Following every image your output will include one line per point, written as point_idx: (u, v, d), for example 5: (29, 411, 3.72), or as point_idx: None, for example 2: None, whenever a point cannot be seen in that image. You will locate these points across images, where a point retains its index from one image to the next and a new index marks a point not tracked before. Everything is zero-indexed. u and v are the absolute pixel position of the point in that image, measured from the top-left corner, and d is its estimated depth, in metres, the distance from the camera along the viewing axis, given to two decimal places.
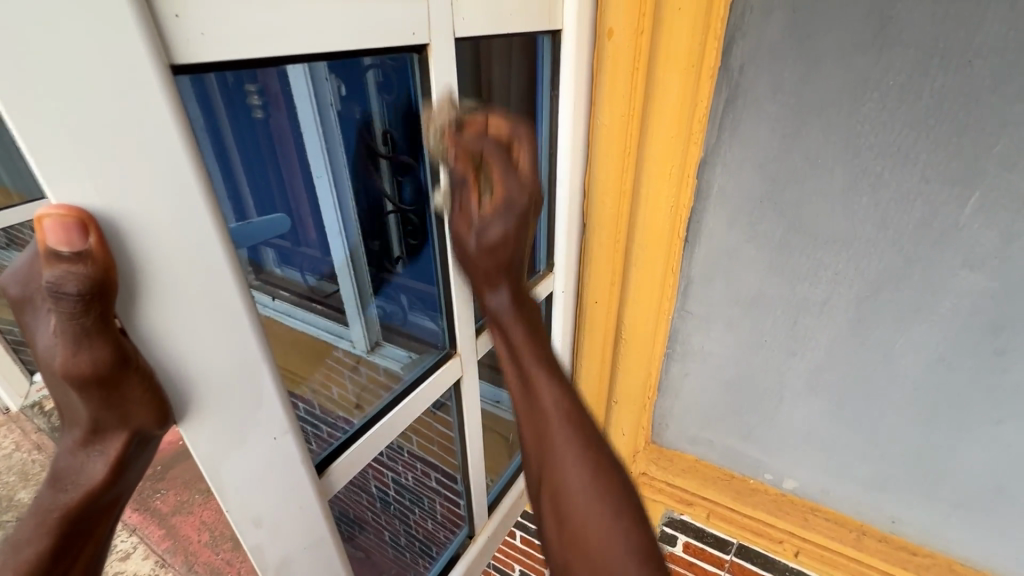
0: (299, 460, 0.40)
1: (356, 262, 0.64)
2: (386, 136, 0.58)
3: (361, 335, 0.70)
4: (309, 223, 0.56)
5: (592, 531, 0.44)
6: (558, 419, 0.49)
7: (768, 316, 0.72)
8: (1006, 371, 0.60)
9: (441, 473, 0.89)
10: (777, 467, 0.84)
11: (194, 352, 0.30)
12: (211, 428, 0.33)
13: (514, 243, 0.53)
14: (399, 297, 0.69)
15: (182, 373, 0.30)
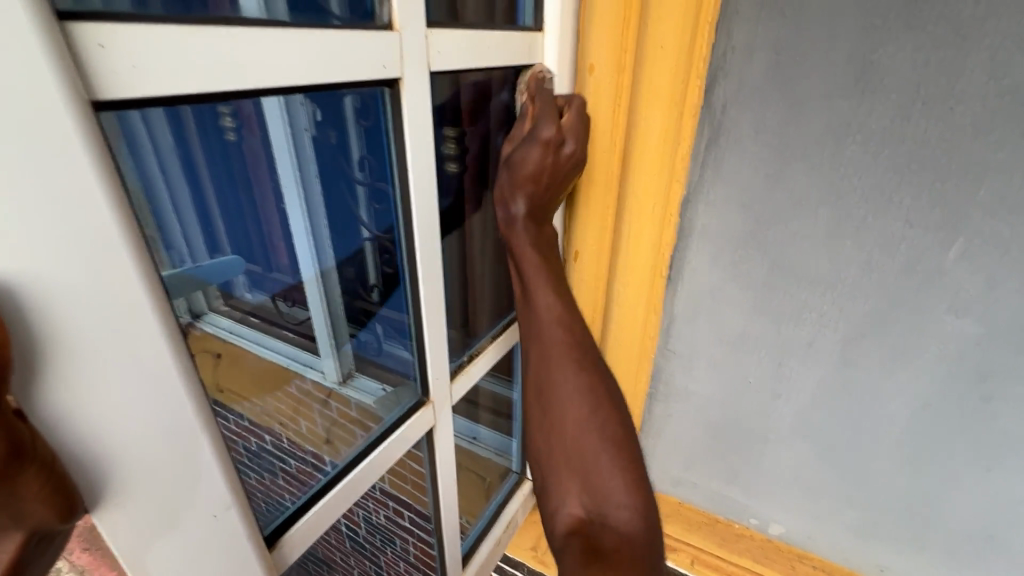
0: (244, 536, 0.36)
1: (329, 286, 0.63)
2: (362, 162, 0.52)
3: (332, 367, 0.70)
4: (281, 249, 0.59)
5: (581, 449, 0.52)
6: (560, 351, 0.55)
7: (752, 357, 0.70)
8: (994, 418, 0.59)
9: (414, 513, 0.82)
10: (762, 511, 0.81)
11: (114, 429, 0.26)
12: (134, 513, 0.29)
13: (549, 170, 0.56)
14: (374, 327, 0.65)
15: (98, 455, 0.26)
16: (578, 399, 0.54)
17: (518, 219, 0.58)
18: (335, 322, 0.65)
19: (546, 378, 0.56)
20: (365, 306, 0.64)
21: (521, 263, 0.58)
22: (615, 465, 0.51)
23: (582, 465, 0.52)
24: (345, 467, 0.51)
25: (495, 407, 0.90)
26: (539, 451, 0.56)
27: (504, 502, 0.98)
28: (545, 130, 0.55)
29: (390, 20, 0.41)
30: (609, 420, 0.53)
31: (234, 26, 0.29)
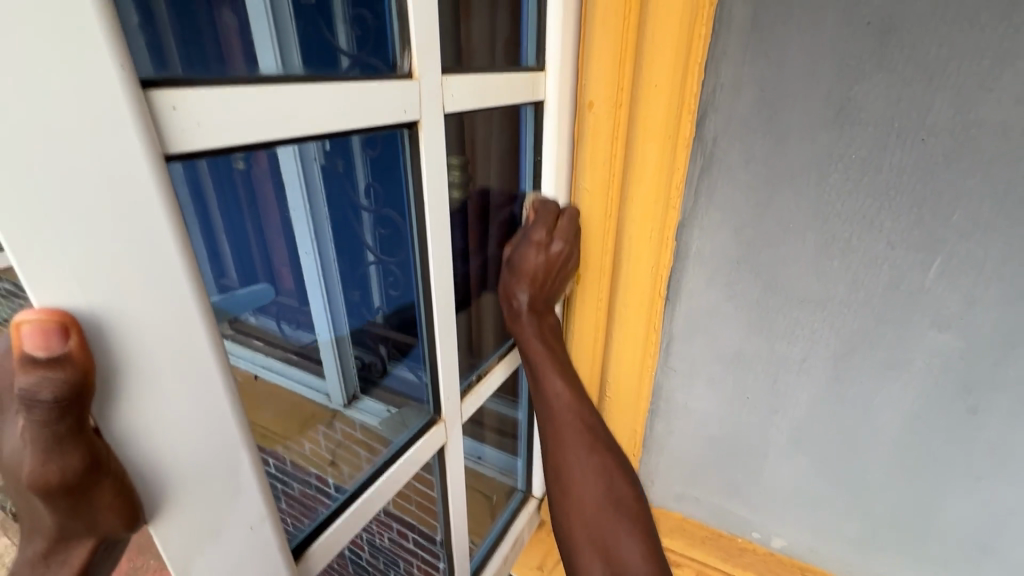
0: (277, 548, 0.38)
1: (334, 305, 0.66)
2: (369, 190, 0.57)
3: (337, 387, 0.72)
4: (287, 274, 0.61)
5: (596, 521, 0.65)
6: (564, 411, 0.68)
7: (748, 373, 0.73)
8: (980, 429, 0.62)
9: (418, 533, 0.85)
10: (764, 525, 0.83)
11: (172, 445, 0.29)
12: (184, 525, 0.31)
13: (551, 267, 0.67)
14: (377, 347, 0.70)
15: (158, 469, 0.29)
16: (589, 463, 0.67)
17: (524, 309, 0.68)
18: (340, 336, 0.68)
19: (557, 450, 0.68)
20: (372, 328, 0.69)
21: (531, 358, 0.69)
22: (625, 519, 0.65)
23: (603, 545, 0.64)
24: (362, 486, 0.54)
25: (501, 425, 0.92)
26: (558, 485, 0.68)
27: (513, 515, 0.99)
28: (535, 233, 0.66)
29: (410, 70, 0.45)
30: (620, 481, 0.67)
31: (278, 82, 0.33)
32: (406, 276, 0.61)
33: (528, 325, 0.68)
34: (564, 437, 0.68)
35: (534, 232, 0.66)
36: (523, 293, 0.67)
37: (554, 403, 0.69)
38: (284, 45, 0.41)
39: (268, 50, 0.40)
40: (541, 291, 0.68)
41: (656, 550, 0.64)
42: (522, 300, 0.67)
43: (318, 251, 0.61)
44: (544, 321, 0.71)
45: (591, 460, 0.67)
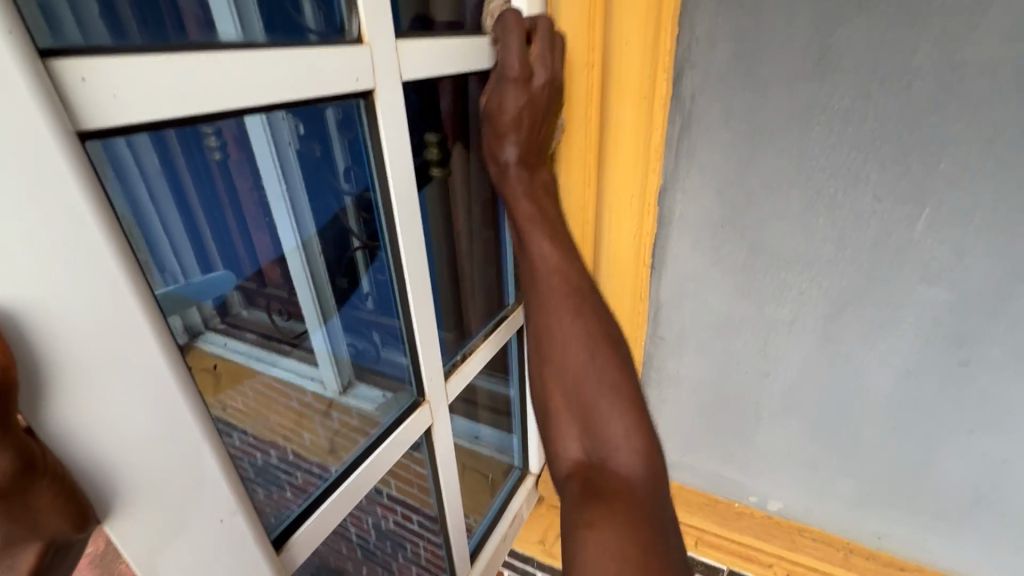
0: (252, 539, 0.37)
1: (323, 295, 0.64)
2: (348, 172, 0.55)
3: (332, 377, 0.72)
4: (274, 265, 0.59)
5: (580, 373, 0.53)
6: (557, 277, 0.54)
7: (739, 337, 0.72)
8: (972, 380, 0.61)
9: (422, 516, 0.84)
10: (759, 489, 0.83)
11: (118, 441, 0.28)
12: (143, 524, 0.30)
13: (542, 100, 0.54)
14: (371, 333, 0.66)
15: (103, 465, 0.27)
16: (575, 326, 0.54)
17: (512, 160, 0.55)
18: (330, 324, 0.67)
19: (544, 309, 0.54)
20: (362, 315, 0.66)
21: (511, 210, 0.56)
22: (616, 409, 0.51)
23: (581, 408, 0.52)
24: (347, 470, 0.53)
25: (494, 404, 0.91)
26: (539, 349, 0.55)
27: (509, 495, 0.99)
28: (530, 76, 0.53)
29: (359, 35, 0.42)
30: (608, 361, 0.53)
31: (208, 51, 0.30)
32: (383, 264, 0.59)
33: (518, 182, 0.55)
34: (546, 291, 0.55)
35: (507, 64, 0.52)
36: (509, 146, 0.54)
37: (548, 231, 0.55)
38: (244, 11, 0.38)
39: (228, 21, 0.37)
40: (530, 143, 0.55)
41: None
42: (510, 153, 0.54)
43: (303, 243, 0.59)
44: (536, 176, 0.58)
45: (590, 343, 0.53)
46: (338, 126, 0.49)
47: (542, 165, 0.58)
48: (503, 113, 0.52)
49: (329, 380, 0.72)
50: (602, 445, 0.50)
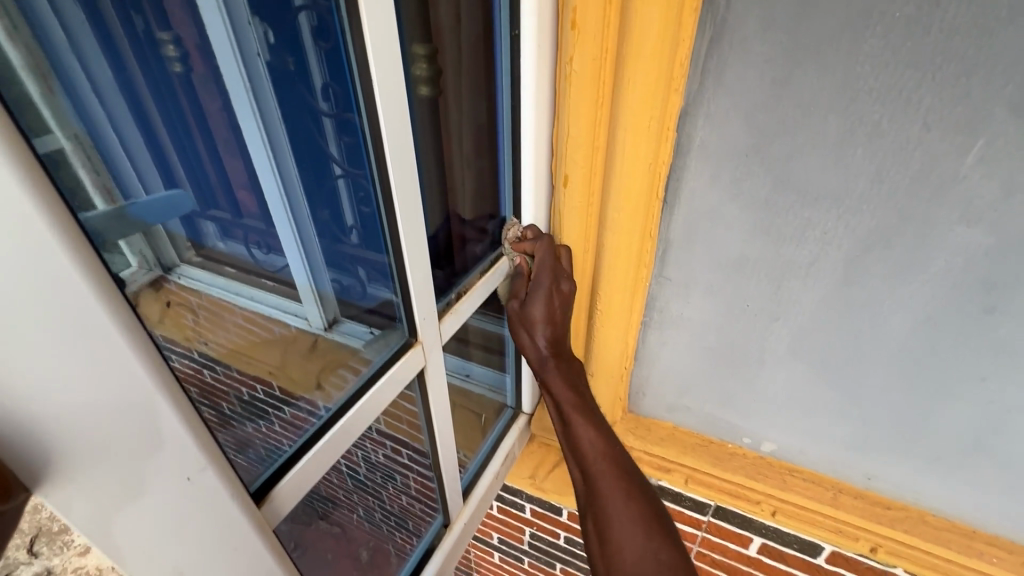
0: (227, 497, 0.33)
1: (302, 227, 0.59)
2: (327, 89, 0.48)
3: (317, 314, 0.67)
4: (247, 194, 0.57)
5: (613, 523, 0.63)
6: (585, 427, 0.70)
7: (752, 278, 0.67)
8: (994, 329, 0.58)
9: (412, 451, 0.83)
10: (754, 431, 0.82)
11: (39, 394, 0.23)
12: (86, 489, 0.26)
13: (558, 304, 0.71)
14: (356, 270, 0.61)
15: (23, 422, 0.23)
16: (603, 470, 0.66)
17: (541, 351, 0.72)
18: (312, 259, 0.62)
19: (574, 437, 0.70)
20: (347, 250, 0.60)
21: (547, 390, 0.73)
22: (637, 525, 0.62)
23: (606, 525, 0.63)
24: (331, 418, 0.48)
25: (487, 344, 0.88)
26: (579, 460, 0.69)
27: (501, 436, 0.97)
28: (545, 281, 0.69)
29: None
30: (641, 524, 0.62)
31: None
32: (369, 194, 0.52)
33: (551, 368, 0.72)
34: (579, 438, 0.69)
35: (534, 311, 0.70)
36: (540, 335, 0.71)
37: (593, 425, 0.69)
38: None
39: None
40: (557, 337, 0.72)
41: None
42: (543, 343, 0.71)
43: (277, 169, 0.55)
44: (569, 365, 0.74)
45: (617, 492, 0.64)
46: (314, 32, 0.45)
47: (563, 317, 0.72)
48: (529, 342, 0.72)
49: (311, 313, 0.67)
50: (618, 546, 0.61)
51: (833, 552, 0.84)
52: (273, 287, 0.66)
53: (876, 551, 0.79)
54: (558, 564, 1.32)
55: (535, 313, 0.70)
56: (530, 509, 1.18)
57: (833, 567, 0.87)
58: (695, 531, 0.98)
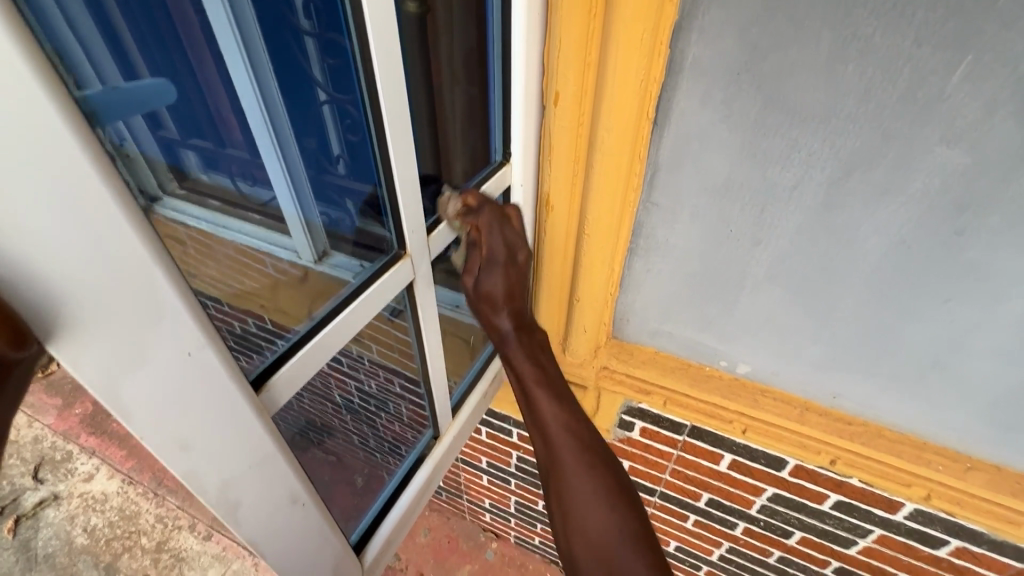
0: (225, 374, 0.35)
1: (289, 155, 0.57)
2: (308, 7, 0.50)
3: (306, 245, 0.62)
4: (232, 121, 0.53)
5: (571, 472, 0.70)
6: (533, 383, 0.75)
7: (737, 202, 0.69)
8: (963, 250, 0.60)
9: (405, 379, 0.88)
10: (731, 354, 0.86)
11: (50, 259, 0.24)
12: (96, 351, 0.27)
13: (512, 274, 0.74)
14: (344, 203, 0.63)
15: (37, 283, 0.24)
16: (559, 417, 0.73)
17: (506, 333, 0.76)
18: (299, 187, 0.59)
19: (534, 406, 0.74)
20: (334, 181, 0.61)
21: (524, 383, 0.75)
22: (589, 472, 0.70)
23: (561, 471, 0.71)
24: (326, 317, 0.50)
25: None
26: (538, 425, 0.74)
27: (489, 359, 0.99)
28: (502, 253, 0.73)
29: None
30: (596, 470, 0.71)
31: None
32: (356, 117, 0.53)
33: (516, 347, 0.76)
34: (536, 396, 0.74)
35: (490, 276, 0.73)
36: (504, 321, 0.75)
37: (556, 401, 0.74)
38: None
39: None
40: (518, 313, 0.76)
41: (607, 545, 0.67)
42: (505, 325, 0.75)
43: (262, 93, 0.53)
44: (528, 335, 0.78)
45: (567, 431, 0.72)
46: None
47: (519, 298, 0.76)
48: (485, 288, 0.73)
49: (304, 250, 0.61)
50: (572, 492, 0.70)
51: (797, 465, 0.91)
52: (258, 220, 0.58)
53: (835, 463, 0.85)
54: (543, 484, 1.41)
55: (491, 287, 0.73)
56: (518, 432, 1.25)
57: (796, 479, 0.94)
58: (671, 449, 1.05)
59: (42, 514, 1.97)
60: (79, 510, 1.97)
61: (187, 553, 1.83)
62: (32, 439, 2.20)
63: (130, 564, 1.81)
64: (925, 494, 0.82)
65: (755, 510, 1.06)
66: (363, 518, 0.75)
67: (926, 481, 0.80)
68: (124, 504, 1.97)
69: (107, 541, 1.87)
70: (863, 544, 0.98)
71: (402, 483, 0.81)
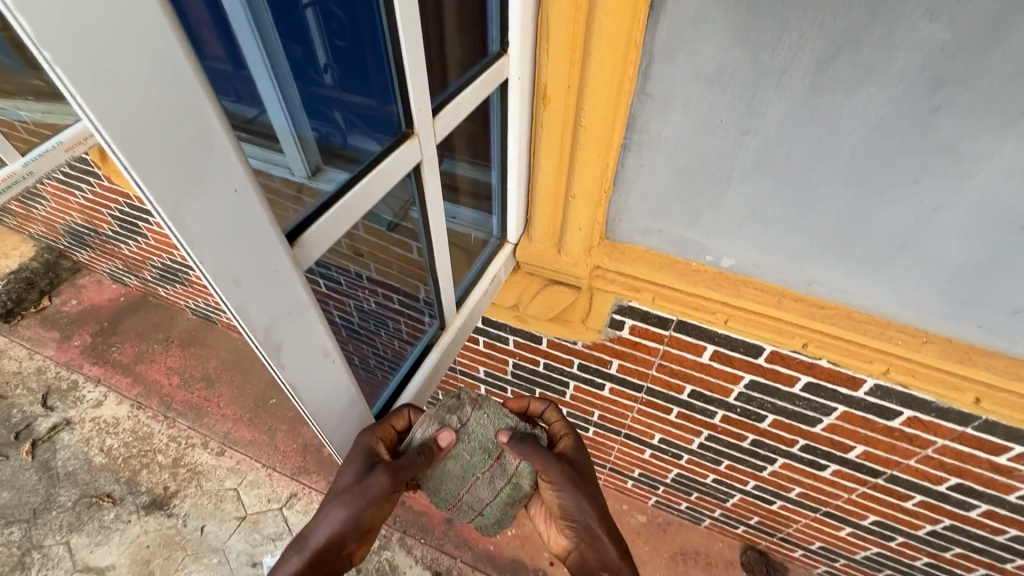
0: (266, 217, 0.38)
1: (275, 63, 0.47)
2: None
3: (298, 160, 0.52)
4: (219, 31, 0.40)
5: None
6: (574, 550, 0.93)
7: (729, 89, 0.71)
8: (936, 128, 0.64)
9: (403, 293, 0.88)
10: (716, 248, 0.91)
11: (131, 82, 0.27)
12: (162, 170, 0.30)
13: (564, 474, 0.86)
14: (332, 115, 0.56)
15: (125, 102, 0.27)
16: (590, 553, 0.91)
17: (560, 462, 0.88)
18: (289, 99, 0.50)
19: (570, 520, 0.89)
20: (321, 94, 0.54)
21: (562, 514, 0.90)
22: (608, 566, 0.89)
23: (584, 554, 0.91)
24: (343, 188, 0.54)
25: (472, 176, 0.92)
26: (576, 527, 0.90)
27: (487, 263, 1.03)
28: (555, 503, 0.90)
29: None
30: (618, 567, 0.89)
31: None
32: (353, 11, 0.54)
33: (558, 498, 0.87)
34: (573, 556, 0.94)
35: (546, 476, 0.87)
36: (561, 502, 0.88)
37: (588, 533, 0.89)
38: None
39: None
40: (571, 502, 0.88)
41: None
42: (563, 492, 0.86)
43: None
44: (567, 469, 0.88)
45: (595, 552, 0.90)
46: None
47: (573, 484, 0.86)
48: (573, 487, 0.86)
49: (296, 164, 0.52)
50: None
51: (772, 351, 0.99)
52: (252, 140, 0.44)
53: (807, 346, 0.93)
54: (538, 389, 1.50)
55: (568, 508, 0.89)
56: (514, 339, 1.33)
57: (772, 365, 1.02)
58: (658, 345, 1.13)
59: (56, 438, 2.05)
60: (92, 433, 2.05)
61: (203, 467, 1.95)
62: (35, 370, 2.25)
63: (150, 478, 1.92)
64: (885, 369, 0.91)
65: (733, 398, 1.16)
66: (381, 398, 0.85)
67: (888, 356, 0.89)
68: (136, 426, 2.06)
69: (125, 459, 1.97)
70: (828, 421, 1.09)
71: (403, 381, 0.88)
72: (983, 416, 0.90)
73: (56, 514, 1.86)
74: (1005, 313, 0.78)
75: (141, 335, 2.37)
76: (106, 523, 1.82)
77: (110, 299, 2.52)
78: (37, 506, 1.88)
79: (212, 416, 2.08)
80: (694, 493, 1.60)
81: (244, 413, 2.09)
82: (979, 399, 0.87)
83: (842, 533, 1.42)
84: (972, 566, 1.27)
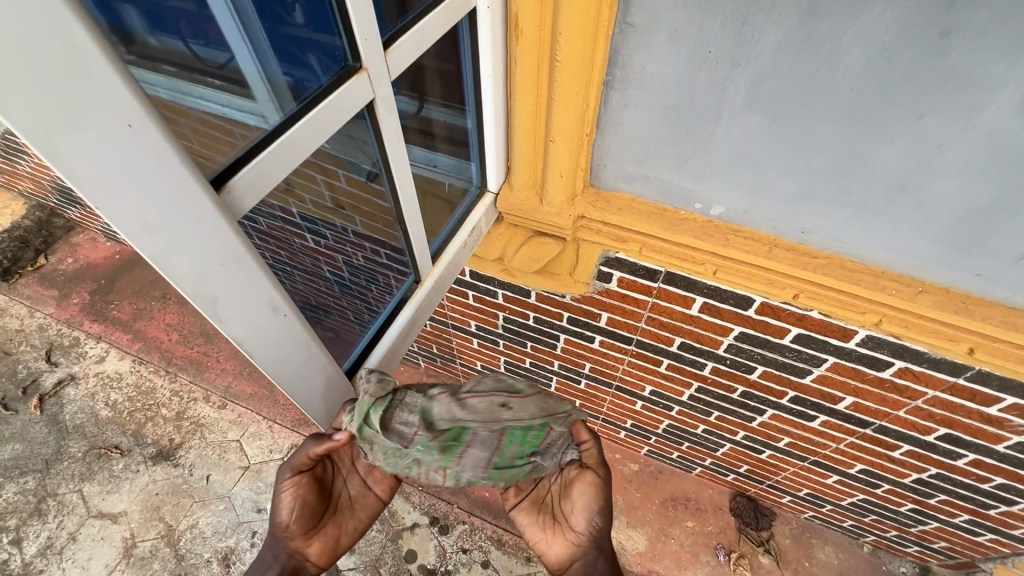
0: (174, 157, 0.35)
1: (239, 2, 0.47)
2: None
3: (271, 106, 0.51)
4: None
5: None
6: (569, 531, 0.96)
7: (719, 13, 0.64)
8: (944, 56, 0.58)
9: (389, 250, 0.88)
10: (705, 195, 0.87)
11: None
12: (29, 100, 0.27)
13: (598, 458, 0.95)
14: (308, 59, 0.54)
15: None
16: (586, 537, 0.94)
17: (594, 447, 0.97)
18: (255, 39, 0.49)
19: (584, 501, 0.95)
20: (291, 34, 0.52)
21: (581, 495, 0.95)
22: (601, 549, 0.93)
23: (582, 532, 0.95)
24: (282, 127, 0.49)
25: (447, 122, 0.87)
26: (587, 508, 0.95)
27: (467, 213, 0.98)
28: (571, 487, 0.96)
29: None
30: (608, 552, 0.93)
31: None
32: None
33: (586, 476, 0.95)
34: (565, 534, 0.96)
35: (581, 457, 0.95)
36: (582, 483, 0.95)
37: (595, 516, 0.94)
38: None
39: None
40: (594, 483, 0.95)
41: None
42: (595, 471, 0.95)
43: None
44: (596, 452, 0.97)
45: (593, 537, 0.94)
46: None
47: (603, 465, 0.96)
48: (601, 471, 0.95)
49: (270, 112, 0.50)
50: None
51: (763, 303, 0.96)
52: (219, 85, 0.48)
53: (798, 297, 0.90)
54: (529, 343, 1.49)
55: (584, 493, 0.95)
56: (502, 293, 1.30)
57: (762, 317, 0.99)
58: (646, 297, 1.10)
59: (62, 393, 2.09)
60: (98, 388, 2.10)
61: (206, 420, 2.00)
62: (36, 328, 2.27)
63: (154, 431, 1.97)
64: (877, 320, 0.88)
65: (723, 350, 1.14)
66: (356, 347, 0.82)
67: (880, 307, 0.86)
68: (139, 381, 2.10)
69: (130, 413, 2.02)
70: (817, 372, 1.07)
71: (376, 336, 0.83)
72: (975, 367, 0.88)
73: (67, 464, 1.92)
74: (1007, 260, 0.74)
75: (138, 292, 2.37)
76: (116, 472, 1.89)
77: (106, 257, 2.51)
78: (48, 457, 1.94)
79: (213, 371, 2.12)
80: (685, 443, 1.62)
81: (244, 367, 2.13)
82: (973, 349, 0.84)
83: (829, 481, 1.44)
84: (956, 512, 1.29)
